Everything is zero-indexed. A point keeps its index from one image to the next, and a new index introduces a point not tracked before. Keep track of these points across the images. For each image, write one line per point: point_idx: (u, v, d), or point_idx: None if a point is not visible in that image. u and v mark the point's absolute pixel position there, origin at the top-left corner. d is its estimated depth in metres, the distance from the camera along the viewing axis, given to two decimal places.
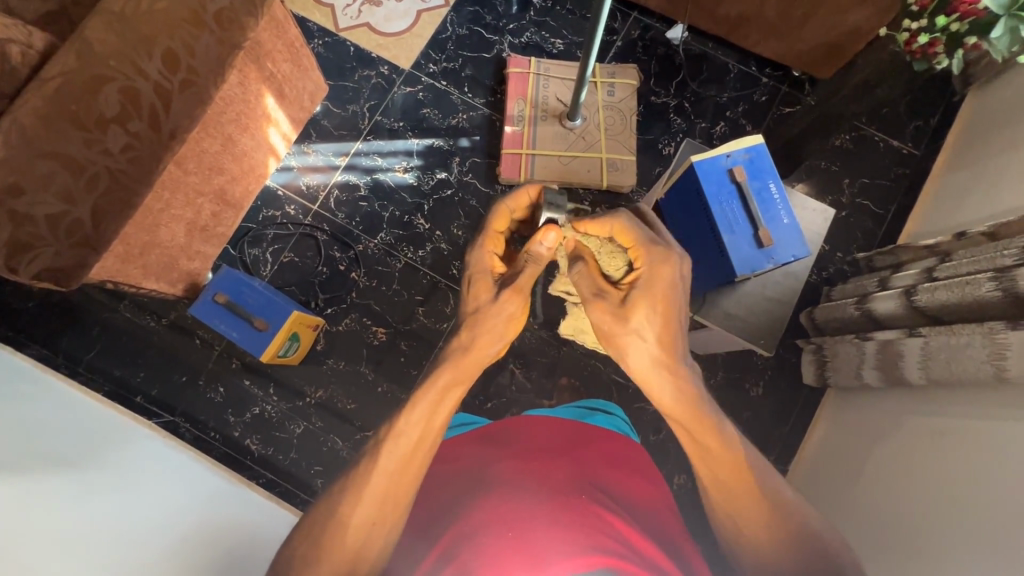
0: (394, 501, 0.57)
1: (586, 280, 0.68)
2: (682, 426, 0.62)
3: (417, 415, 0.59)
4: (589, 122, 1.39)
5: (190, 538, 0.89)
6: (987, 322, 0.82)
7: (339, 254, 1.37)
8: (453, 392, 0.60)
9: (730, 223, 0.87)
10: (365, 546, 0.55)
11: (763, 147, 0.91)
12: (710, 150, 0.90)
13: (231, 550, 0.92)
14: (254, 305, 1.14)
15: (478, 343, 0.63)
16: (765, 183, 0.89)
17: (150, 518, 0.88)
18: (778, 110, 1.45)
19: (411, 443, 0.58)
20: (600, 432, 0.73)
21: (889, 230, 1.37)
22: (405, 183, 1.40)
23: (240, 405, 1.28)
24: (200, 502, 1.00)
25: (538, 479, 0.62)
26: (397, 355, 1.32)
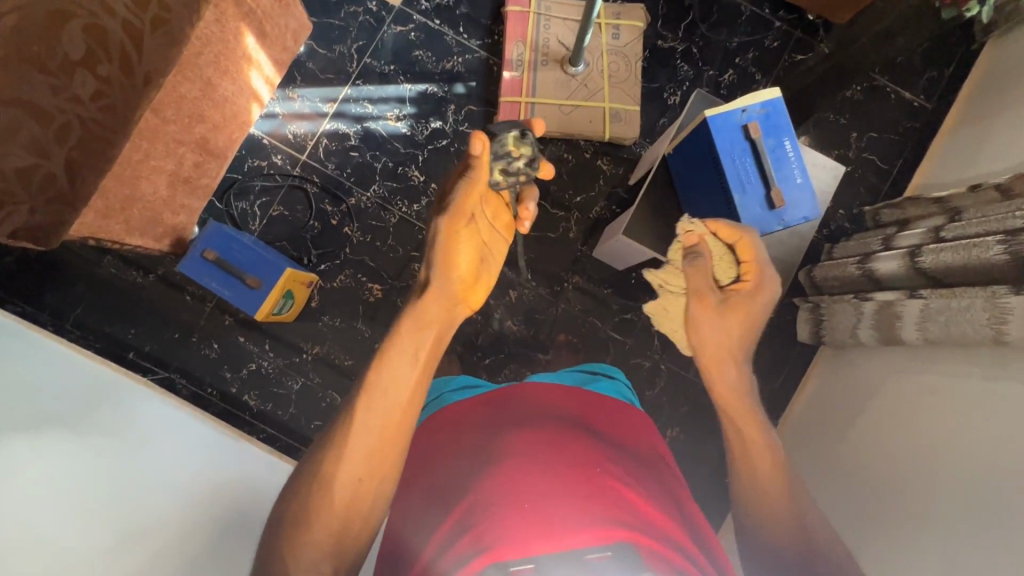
0: (379, 459, 0.63)
1: (697, 273, 0.88)
2: (734, 415, 0.79)
3: (384, 372, 0.67)
4: (592, 68, 1.31)
5: (188, 501, 0.91)
6: (991, 286, 0.82)
7: (331, 208, 1.32)
8: (416, 351, 0.69)
9: (742, 182, 0.83)
10: (354, 503, 0.61)
11: (780, 101, 0.85)
12: (725, 104, 0.83)
13: (235, 509, 0.96)
14: (244, 261, 1.11)
15: (438, 286, 0.75)
16: (780, 140, 0.84)
17: (151, 479, 0.89)
18: (789, 57, 1.38)
19: (386, 398, 0.65)
20: (605, 399, 0.75)
21: (895, 186, 1.35)
22: (397, 132, 1.34)
23: (235, 362, 1.27)
24: (202, 459, 1.01)
25: (550, 449, 0.62)
26: (394, 312, 1.30)
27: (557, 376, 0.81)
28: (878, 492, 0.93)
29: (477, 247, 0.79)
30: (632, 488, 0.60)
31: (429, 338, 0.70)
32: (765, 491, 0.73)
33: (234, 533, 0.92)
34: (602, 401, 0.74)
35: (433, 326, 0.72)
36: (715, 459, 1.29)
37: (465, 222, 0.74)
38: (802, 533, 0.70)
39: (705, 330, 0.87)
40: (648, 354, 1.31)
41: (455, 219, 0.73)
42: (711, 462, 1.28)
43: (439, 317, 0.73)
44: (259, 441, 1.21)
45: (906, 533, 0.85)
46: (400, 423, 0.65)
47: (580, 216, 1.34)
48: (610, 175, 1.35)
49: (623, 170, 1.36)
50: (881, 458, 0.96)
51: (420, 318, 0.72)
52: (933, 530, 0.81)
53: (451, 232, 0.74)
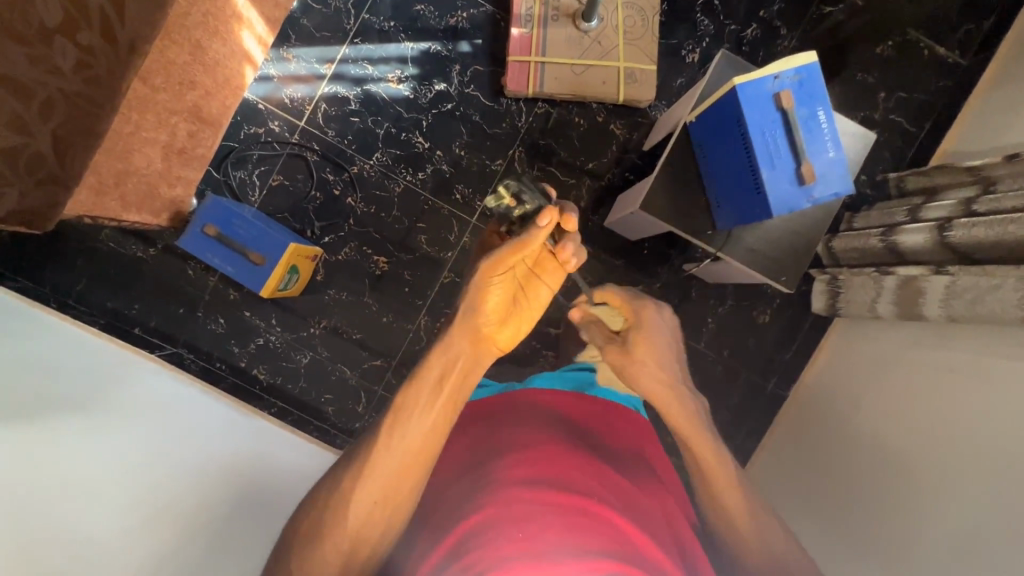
0: (397, 488, 0.64)
1: (596, 337, 0.90)
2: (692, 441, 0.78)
3: (415, 419, 0.67)
4: (606, 24, 1.23)
5: (199, 486, 0.93)
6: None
7: (332, 177, 1.27)
8: (444, 387, 0.69)
9: (772, 156, 0.78)
10: (364, 531, 0.63)
11: (815, 66, 0.79)
12: (757, 71, 0.77)
13: (247, 493, 0.97)
14: (246, 236, 1.07)
15: (465, 317, 0.73)
16: (813, 110, 0.79)
17: (163, 465, 0.91)
18: (817, 10, 1.29)
19: (405, 436, 0.66)
20: (606, 412, 0.78)
21: (920, 150, 1.29)
22: (399, 95, 1.26)
23: (243, 336, 1.26)
24: (214, 438, 1.03)
25: (548, 478, 0.62)
26: (401, 285, 1.28)
27: (560, 379, 0.85)
28: (890, 468, 0.94)
29: (513, 291, 0.75)
30: (627, 522, 0.60)
31: (457, 369, 0.71)
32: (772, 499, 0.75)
33: (246, 515, 0.95)
34: (601, 414, 0.77)
35: (461, 361, 0.71)
36: None
37: (504, 268, 0.73)
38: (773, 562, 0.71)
39: (628, 377, 0.84)
40: None
41: (495, 263, 0.72)
42: None
43: (466, 350, 0.72)
44: (272, 416, 1.22)
45: (911, 524, 0.86)
46: (422, 449, 0.66)
47: (591, 184, 1.29)
48: (622, 140, 1.29)
49: (637, 134, 1.29)
50: (892, 437, 0.96)
51: (443, 350, 0.72)
52: (936, 521, 0.83)
53: (488, 275, 0.72)
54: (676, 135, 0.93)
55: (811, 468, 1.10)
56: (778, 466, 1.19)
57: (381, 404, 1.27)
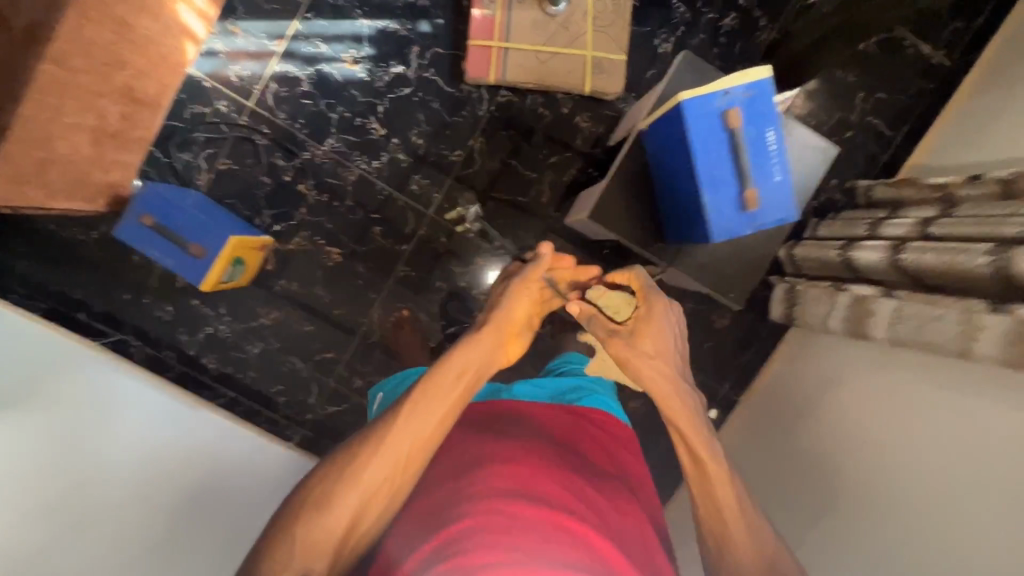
0: (406, 467, 0.65)
1: (597, 327, 0.84)
2: (697, 452, 0.73)
3: (435, 400, 0.68)
4: (575, 8, 1.15)
5: (149, 488, 0.98)
6: (969, 299, 0.77)
7: (283, 162, 1.21)
8: (463, 380, 0.71)
9: (715, 179, 0.74)
10: (363, 512, 0.63)
11: (769, 82, 0.74)
12: (706, 87, 0.72)
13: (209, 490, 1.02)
14: (185, 227, 1.03)
15: (498, 318, 0.78)
16: (762, 130, 0.74)
17: (114, 472, 0.96)
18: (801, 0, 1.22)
19: (421, 420, 0.67)
20: (591, 426, 0.79)
21: (895, 156, 1.24)
22: (354, 78, 1.19)
23: (191, 324, 1.24)
24: (171, 436, 1.04)
25: (535, 489, 0.63)
26: (354, 277, 1.25)
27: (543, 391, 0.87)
28: (824, 475, 0.95)
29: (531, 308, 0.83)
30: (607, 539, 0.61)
31: (475, 368, 0.73)
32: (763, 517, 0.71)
33: (204, 515, 1.00)
34: (580, 422, 0.78)
35: (479, 359, 0.73)
36: None
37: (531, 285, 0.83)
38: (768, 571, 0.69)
39: (623, 367, 0.79)
40: None
41: (527, 278, 0.83)
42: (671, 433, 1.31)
43: (487, 347, 0.75)
44: (219, 407, 1.20)
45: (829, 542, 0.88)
46: (426, 440, 0.67)
47: (554, 178, 1.24)
48: (588, 133, 1.24)
49: (603, 128, 1.24)
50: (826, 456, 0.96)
51: (469, 346, 0.74)
52: (858, 535, 0.84)
53: (522, 284, 0.82)
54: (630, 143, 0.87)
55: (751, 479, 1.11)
56: None
57: (333, 396, 1.27)
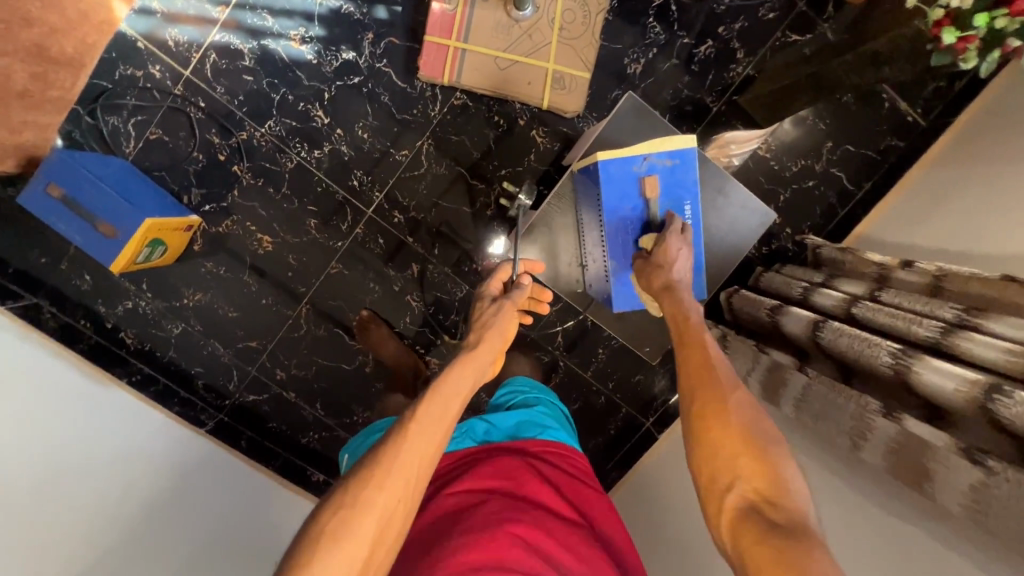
0: (414, 487, 0.59)
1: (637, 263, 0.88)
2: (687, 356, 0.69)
3: (437, 409, 0.63)
4: (541, 15, 1.08)
5: (122, 497, 0.92)
6: (866, 395, 0.76)
7: (218, 140, 1.15)
8: (466, 391, 0.68)
9: (622, 224, 0.91)
10: (375, 547, 0.55)
11: (687, 156, 0.89)
12: (624, 151, 0.88)
13: (169, 502, 0.99)
14: (96, 204, 0.99)
15: (494, 334, 0.77)
16: (674, 195, 0.91)
17: (77, 477, 0.89)
18: (782, 37, 1.15)
19: (432, 431, 0.62)
20: (574, 482, 0.72)
21: (852, 213, 1.21)
22: (301, 59, 1.12)
23: (111, 296, 1.20)
24: (118, 447, 0.99)
25: (495, 522, 0.59)
26: (285, 268, 1.21)
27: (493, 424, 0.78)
28: None
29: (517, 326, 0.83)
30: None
31: (473, 378, 0.70)
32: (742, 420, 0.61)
33: (172, 526, 0.96)
34: (560, 472, 0.72)
35: (474, 372, 0.71)
36: (592, 456, 1.31)
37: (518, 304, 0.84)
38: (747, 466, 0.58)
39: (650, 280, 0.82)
40: (547, 349, 1.26)
41: (517, 296, 0.84)
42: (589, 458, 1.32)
43: (487, 359, 0.74)
44: (130, 385, 1.18)
45: None
46: (433, 457, 0.61)
47: (503, 192, 1.20)
48: (542, 149, 1.18)
49: (559, 145, 1.18)
50: None
51: (471, 361, 0.72)
52: None
53: (514, 304, 0.83)
54: (563, 179, 0.98)
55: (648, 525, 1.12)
56: (630, 507, 1.21)
57: (254, 384, 1.25)
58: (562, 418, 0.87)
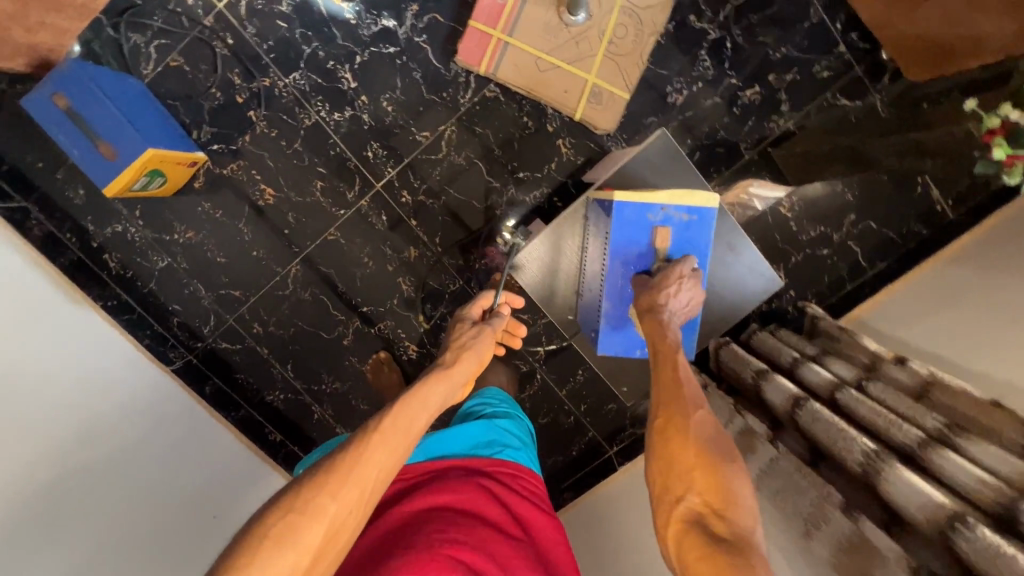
0: (370, 496, 0.57)
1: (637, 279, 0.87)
2: (660, 371, 0.69)
3: (404, 420, 0.62)
4: (594, 24, 1.04)
5: (83, 438, 0.92)
6: (830, 486, 0.75)
7: (239, 81, 1.11)
8: (436, 408, 0.68)
9: (626, 266, 0.90)
10: (322, 553, 0.53)
11: (709, 214, 0.86)
12: (642, 196, 0.86)
13: (124, 451, 0.97)
14: (100, 122, 0.96)
15: (471, 358, 0.78)
16: (687, 250, 0.88)
17: (44, 412, 0.88)
18: (830, 98, 1.12)
19: (398, 442, 0.60)
20: (527, 505, 0.71)
21: (858, 289, 1.20)
22: (340, 16, 1.08)
23: (101, 216, 1.17)
24: (83, 383, 0.98)
25: (437, 528, 0.58)
26: (283, 224, 1.18)
27: (454, 438, 0.76)
28: None
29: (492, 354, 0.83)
30: None
31: (443, 395, 0.70)
32: (700, 433, 0.61)
33: (124, 476, 0.95)
34: (512, 494, 0.70)
35: (444, 391, 0.71)
36: (549, 472, 1.31)
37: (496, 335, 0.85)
38: (698, 482, 0.57)
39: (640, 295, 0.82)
40: (527, 359, 1.24)
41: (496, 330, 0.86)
42: (545, 473, 1.32)
43: (461, 381, 0.74)
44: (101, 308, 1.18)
45: None
46: (393, 469, 0.60)
47: (515, 195, 1.17)
48: (565, 160, 1.15)
49: (582, 160, 1.15)
50: None
51: (446, 377, 0.72)
52: None
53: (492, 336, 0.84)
54: (576, 204, 0.94)
55: (588, 554, 1.12)
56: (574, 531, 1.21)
57: (229, 333, 1.24)
58: (526, 436, 0.86)
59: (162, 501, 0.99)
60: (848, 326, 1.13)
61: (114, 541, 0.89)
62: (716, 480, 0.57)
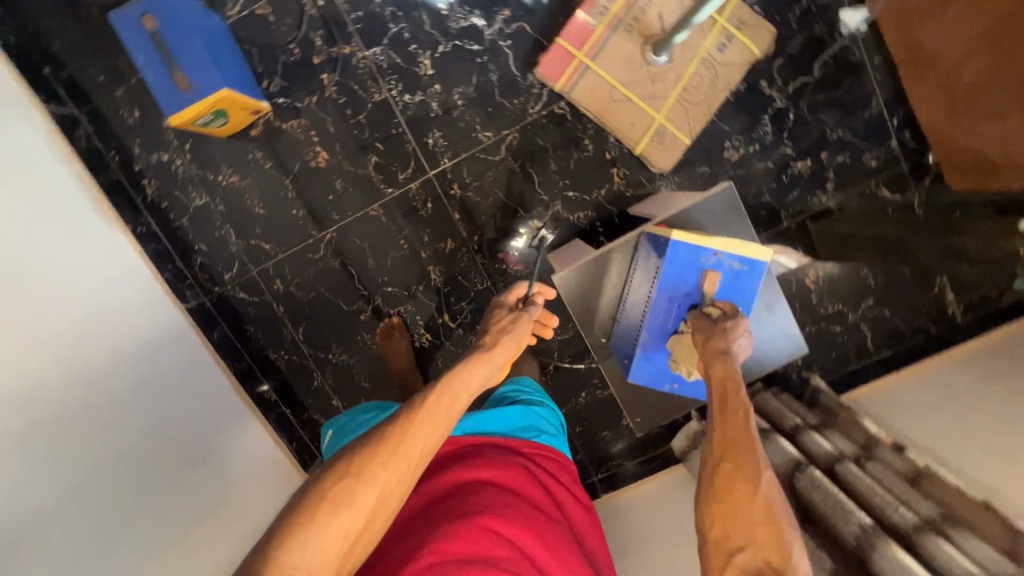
0: (415, 469, 0.60)
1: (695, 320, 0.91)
2: (726, 416, 0.73)
3: (448, 400, 0.65)
4: (673, 68, 1.08)
5: (95, 361, 0.93)
6: (821, 551, 0.78)
7: (320, 42, 1.13)
8: (476, 388, 0.70)
9: (671, 301, 0.95)
10: (372, 519, 0.56)
11: (759, 267, 0.90)
12: (700, 240, 0.89)
13: (133, 382, 0.98)
14: (183, 53, 0.97)
15: (510, 342, 0.79)
16: (732, 296, 0.93)
17: (58, 333, 0.88)
18: (873, 187, 1.18)
19: (441, 421, 0.63)
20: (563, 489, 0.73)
21: (861, 371, 1.25)
22: (434, 4, 1.11)
23: (150, 142, 1.16)
24: (103, 307, 0.99)
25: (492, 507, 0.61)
26: (328, 190, 1.19)
27: (490, 418, 0.77)
28: None
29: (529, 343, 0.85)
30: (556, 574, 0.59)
31: (483, 376, 0.72)
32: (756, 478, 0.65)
33: (130, 406, 0.96)
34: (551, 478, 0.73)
35: (484, 372, 0.73)
36: None
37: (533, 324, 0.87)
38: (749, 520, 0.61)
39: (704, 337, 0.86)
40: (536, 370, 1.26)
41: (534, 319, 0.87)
42: None
43: (499, 365, 0.76)
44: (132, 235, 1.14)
45: None
46: (436, 445, 0.63)
47: (561, 211, 1.20)
48: (615, 188, 1.18)
49: (631, 192, 1.19)
50: None
51: (485, 361, 0.74)
52: None
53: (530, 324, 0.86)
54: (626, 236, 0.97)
55: None
56: None
57: (249, 284, 1.23)
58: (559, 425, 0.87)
59: (167, 438, 1.00)
60: (847, 403, 1.17)
61: (120, 467, 0.90)
62: (772, 521, 0.61)
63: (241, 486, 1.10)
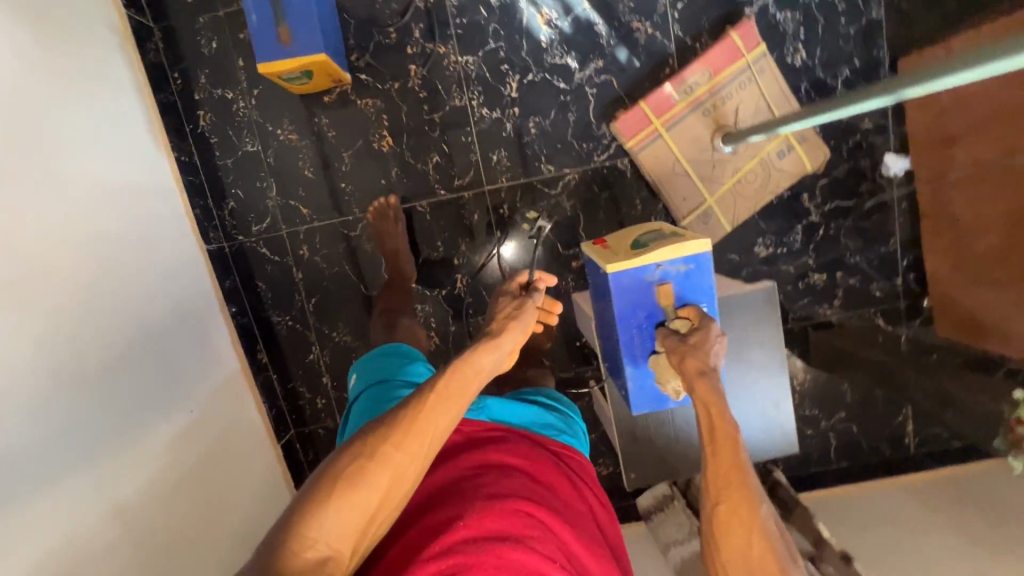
0: (427, 453, 0.59)
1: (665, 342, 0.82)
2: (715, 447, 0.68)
3: (457, 385, 0.63)
4: (734, 159, 1.16)
5: (102, 277, 0.88)
6: None
7: (418, 34, 1.15)
8: (483, 368, 0.67)
9: (636, 331, 0.88)
10: (387, 501, 0.56)
11: (704, 256, 0.84)
12: (632, 262, 0.85)
13: (139, 310, 0.94)
14: (293, 8, 0.97)
15: (519, 326, 0.76)
16: (694, 300, 0.86)
17: (76, 242, 0.85)
18: (872, 315, 1.29)
19: (451, 407, 0.62)
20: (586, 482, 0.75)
21: (818, 474, 1.35)
22: (535, 34, 1.15)
23: (217, 76, 1.14)
24: (124, 228, 0.95)
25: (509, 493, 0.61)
26: (382, 174, 1.19)
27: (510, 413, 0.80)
28: None
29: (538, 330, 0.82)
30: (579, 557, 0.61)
31: (488, 355, 0.69)
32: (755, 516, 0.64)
33: (132, 332, 0.92)
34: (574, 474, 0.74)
35: (491, 353, 0.69)
36: None
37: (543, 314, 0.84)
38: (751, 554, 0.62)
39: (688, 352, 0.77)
40: None
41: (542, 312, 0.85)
42: None
43: (505, 348, 0.72)
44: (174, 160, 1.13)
45: None
46: (446, 429, 0.61)
47: None
48: None
49: None
50: None
51: (491, 345, 0.70)
52: None
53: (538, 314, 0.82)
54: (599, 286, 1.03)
55: None
56: None
57: (274, 241, 1.21)
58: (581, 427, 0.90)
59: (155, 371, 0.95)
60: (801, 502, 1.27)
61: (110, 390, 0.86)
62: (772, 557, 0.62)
63: (217, 430, 1.07)
